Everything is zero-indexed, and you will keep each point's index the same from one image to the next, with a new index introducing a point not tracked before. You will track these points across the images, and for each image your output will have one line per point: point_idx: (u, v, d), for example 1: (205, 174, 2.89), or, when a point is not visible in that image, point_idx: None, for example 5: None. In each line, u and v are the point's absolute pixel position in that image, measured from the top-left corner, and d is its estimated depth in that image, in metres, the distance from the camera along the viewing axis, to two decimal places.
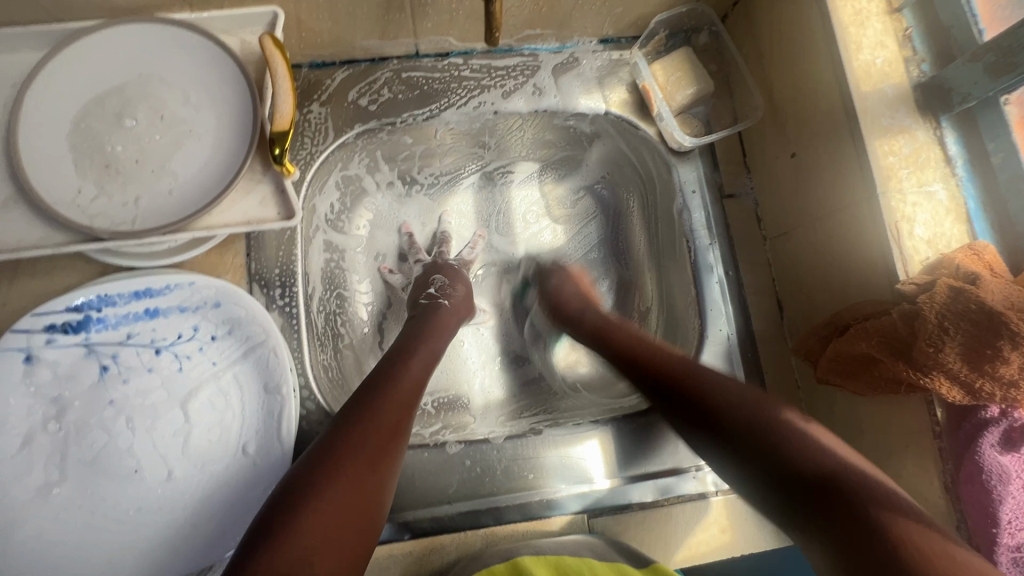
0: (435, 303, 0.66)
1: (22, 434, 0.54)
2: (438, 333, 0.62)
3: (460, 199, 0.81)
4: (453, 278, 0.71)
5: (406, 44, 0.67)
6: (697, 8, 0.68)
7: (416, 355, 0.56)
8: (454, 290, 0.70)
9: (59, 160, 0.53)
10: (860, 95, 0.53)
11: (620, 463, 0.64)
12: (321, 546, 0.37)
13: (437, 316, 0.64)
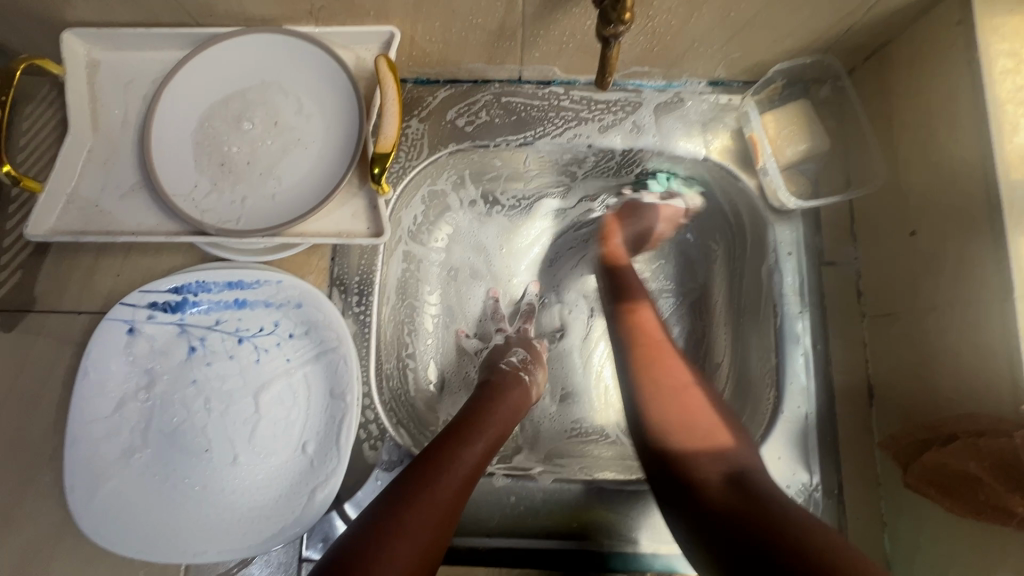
0: (517, 374, 0.66)
1: (117, 398, 0.60)
2: (515, 407, 0.62)
3: (538, 224, 0.79)
4: (533, 355, 0.72)
5: (510, 69, 0.67)
6: (823, 60, 0.64)
7: (488, 425, 0.58)
8: (530, 364, 0.70)
9: (183, 154, 0.58)
10: (1009, 183, 0.47)
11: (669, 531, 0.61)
12: None
13: (505, 386, 0.64)
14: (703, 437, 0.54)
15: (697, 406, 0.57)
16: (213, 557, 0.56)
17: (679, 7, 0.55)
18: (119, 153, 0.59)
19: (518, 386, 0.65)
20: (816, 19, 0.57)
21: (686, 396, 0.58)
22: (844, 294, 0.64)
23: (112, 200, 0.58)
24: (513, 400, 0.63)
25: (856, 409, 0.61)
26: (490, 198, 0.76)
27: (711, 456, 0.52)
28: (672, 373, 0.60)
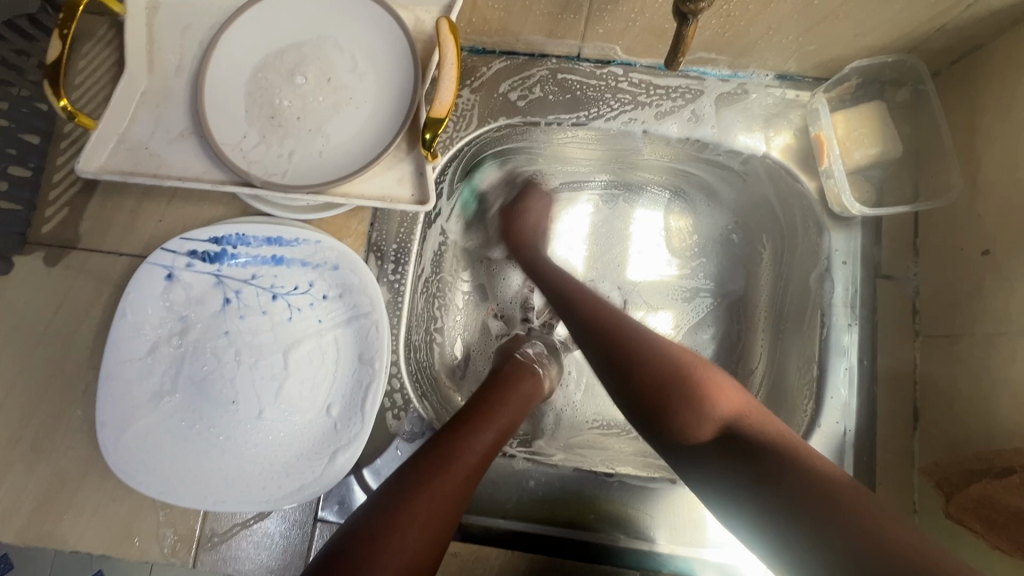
0: (530, 365, 0.64)
1: (151, 341, 0.60)
2: (518, 398, 0.59)
3: (578, 208, 0.78)
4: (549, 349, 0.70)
5: (570, 45, 0.65)
6: (905, 60, 0.60)
7: (495, 417, 0.55)
8: (547, 358, 0.68)
9: (234, 104, 0.57)
10: None
11: (687, 533, 0.59)
12: None
13: (518, 377, 0.61)
14: (691, 384, 0.52)
15: (655, 352, 0.54)
16: (233, 507, 0.56)
17: None
18: (172, 98, 0.59)
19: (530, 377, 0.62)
20: (907, 13, 0.53)
21: (630, 345, 0.55)
22: (896, 310, 0.61)
23: (160, 144, 0.58)
24: (524, 391, 0.60)
25: (896, 431, 0.59)
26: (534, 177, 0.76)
27: (701, 413, 0.50)
28: (605, 318, 0.58)
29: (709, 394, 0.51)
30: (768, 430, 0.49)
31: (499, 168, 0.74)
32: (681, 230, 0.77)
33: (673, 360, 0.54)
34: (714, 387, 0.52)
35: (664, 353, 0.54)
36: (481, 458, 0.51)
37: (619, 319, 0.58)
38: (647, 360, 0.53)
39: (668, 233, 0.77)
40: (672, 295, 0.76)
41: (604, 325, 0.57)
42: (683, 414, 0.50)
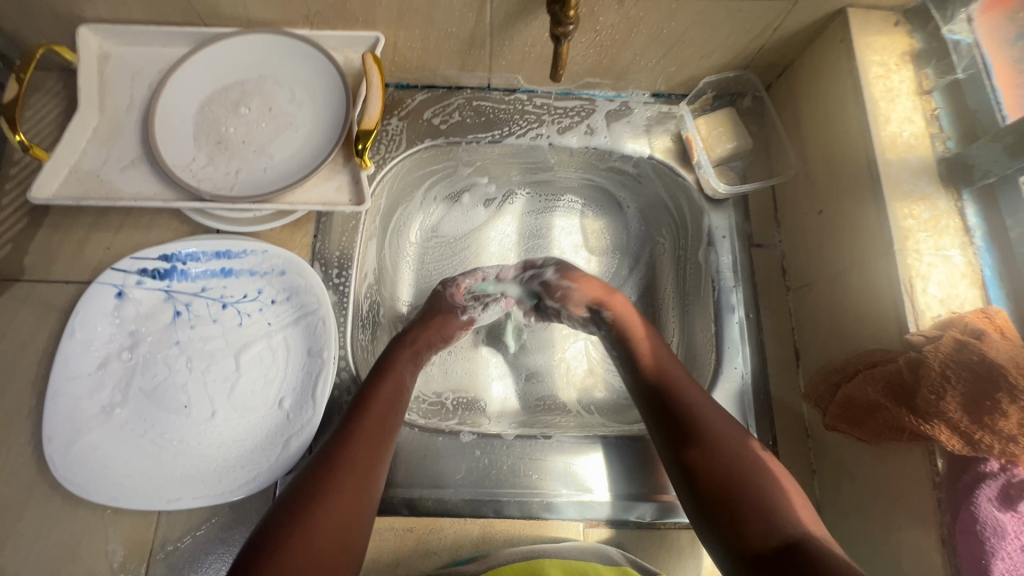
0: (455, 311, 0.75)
1: (101, 357, 0.63)
2: (439, 333, 0.73)
3: (505, 222, 0.87)
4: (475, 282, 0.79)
5: (481, 77, 0.77)
6: (743, 75, 0.76)
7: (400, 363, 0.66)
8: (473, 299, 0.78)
9: (183, 132, 0.64)
10: (886, 161, 0.58)
11: (620, 480, 0.65)
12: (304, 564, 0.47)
13: (439, 321, 0.73)
14: (737, 473, 0.53)
15: (725, 435, 0.56)
16: (187, 504, 0.58)
17: (621, 23, 0.66)
18: (123, 131, 0.65)
19: (455, 322, 0.75)
20: (733, 37, 0.69)
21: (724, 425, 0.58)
22: (770, 272, 0.74)
23: (112, 171, 0.63)
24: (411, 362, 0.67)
25: (783, 368, 0.69)
26: (456, 194, 0.86)
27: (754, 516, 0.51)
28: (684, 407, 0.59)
29: (759, 496, 0.51)
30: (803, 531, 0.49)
31: (507, 265, 0.80)
32: (596, 231, 0.88)
33: (744, 448, 0.55)
34: (776, 478, 0.54)
35: (734, 433, 0.57)
36: (389, 402, 0.61)
37: (698, 410, 0.59)
38: (706, 449, 0.55)
39: (584, 236, 0.88)
40: None
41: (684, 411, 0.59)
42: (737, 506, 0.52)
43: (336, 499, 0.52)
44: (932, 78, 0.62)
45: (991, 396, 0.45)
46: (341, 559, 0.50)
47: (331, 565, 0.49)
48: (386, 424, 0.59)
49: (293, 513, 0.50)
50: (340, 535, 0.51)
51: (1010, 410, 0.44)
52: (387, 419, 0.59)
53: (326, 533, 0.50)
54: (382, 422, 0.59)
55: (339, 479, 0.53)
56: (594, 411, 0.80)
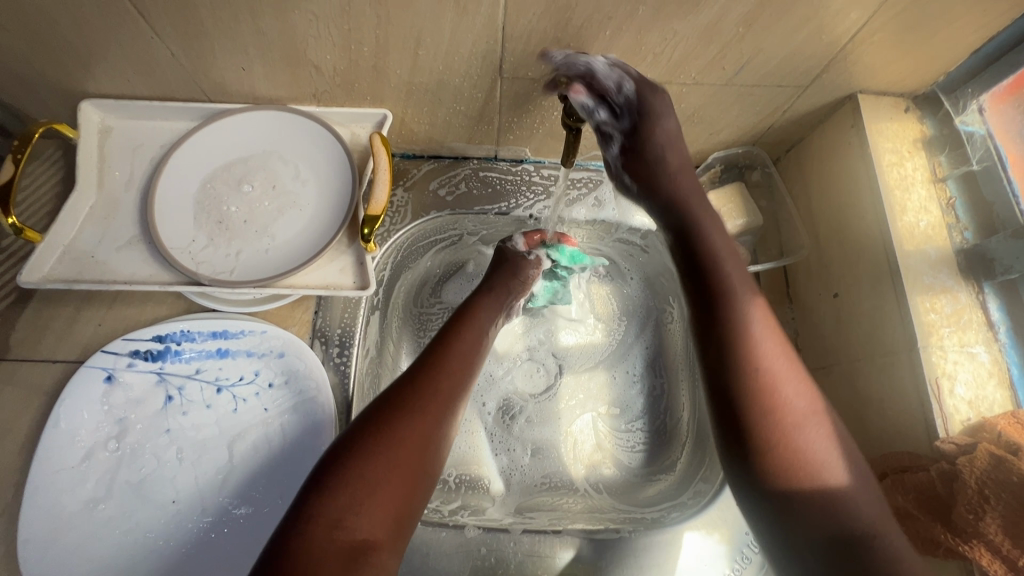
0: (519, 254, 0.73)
1: (86, 447, 0.60)
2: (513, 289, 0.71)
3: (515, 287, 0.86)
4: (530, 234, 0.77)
5: (488, 148, 0.76)
6: (752, 150, 0.75)
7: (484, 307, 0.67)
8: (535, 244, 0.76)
9: (183, 212, 0.63)
10: (904, 253, 0.57)
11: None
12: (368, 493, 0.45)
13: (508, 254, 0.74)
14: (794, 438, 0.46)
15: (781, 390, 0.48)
16: None
17: None
18: (122, 209, 0.64)
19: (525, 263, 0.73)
20: (742, 117, 0.69)
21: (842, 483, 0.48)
22: None
23: (108, 251, 0.61)
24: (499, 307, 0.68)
25: None
26: (459, 257, 0.83)
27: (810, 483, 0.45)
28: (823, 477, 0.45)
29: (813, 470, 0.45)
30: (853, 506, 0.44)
31: (579, 86, 0.52)
32: (604, 297, 0.85)
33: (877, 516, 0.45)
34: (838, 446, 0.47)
35: (868, 494, 0.45)
36: (462, 353, 0.59)
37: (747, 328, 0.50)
38: (777, 403, 0.47)
39: (591, 302, 0.85)
40: (598, 356, 0.84)
41: (812, 479, 0.45)
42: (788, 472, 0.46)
43: (423, 417, 0.51)
44: (945, 166, 0.62)
45: None
46: (421, 479, 0.49)
47: (413, 481, 0.48)
48: (472, 360, 0.59)
49: (384, 423, 0.49)
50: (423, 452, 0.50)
51: None
52: (471, 356, 0.60)
53: (411, 450, 0.49)
54: (468, 360, 0.59)
55: (429, 400, 0.53)
56: (603, 489, 0.77)
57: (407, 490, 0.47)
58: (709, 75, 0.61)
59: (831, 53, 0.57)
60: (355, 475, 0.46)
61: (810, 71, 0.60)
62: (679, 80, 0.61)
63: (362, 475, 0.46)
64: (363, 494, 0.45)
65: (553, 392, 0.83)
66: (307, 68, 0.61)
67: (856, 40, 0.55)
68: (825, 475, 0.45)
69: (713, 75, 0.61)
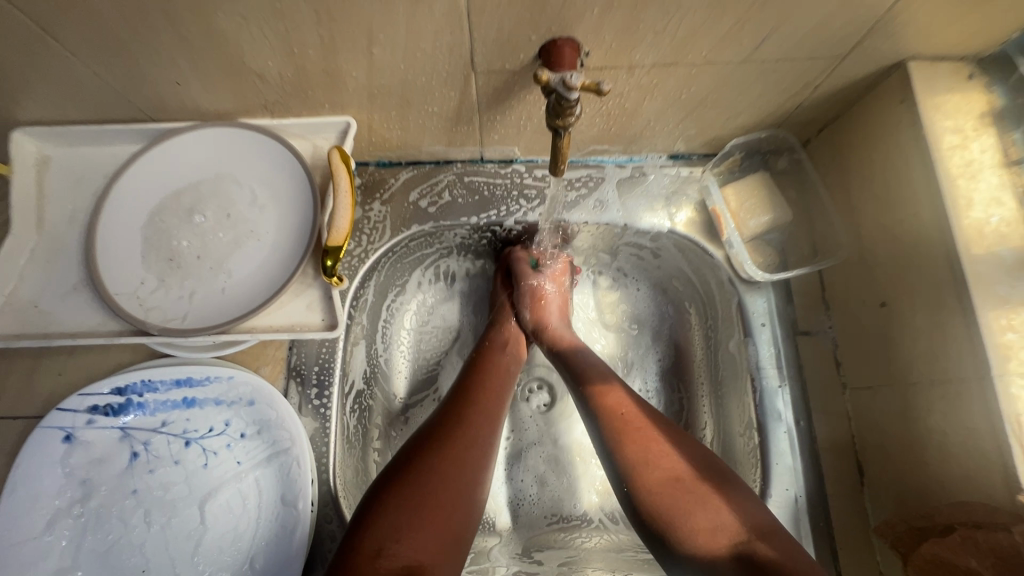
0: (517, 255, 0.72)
1: (49, 515, 0.55)
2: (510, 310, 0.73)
3: None
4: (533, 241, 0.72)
5: (471, 151, 0.67)
6: (778, 133, 0.64)
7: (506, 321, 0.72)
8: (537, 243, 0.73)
9: (129, 251, 0.56)
10: (971, 257, 0.47)
11: None
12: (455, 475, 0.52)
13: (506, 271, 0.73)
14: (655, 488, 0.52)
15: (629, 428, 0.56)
16: None
17: (631, 91, 0.56)
18: (64, 250, 0.57)
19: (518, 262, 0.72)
20: (765, 98, 0.58)
21: (711, 496, 0.50)
22: (824, 368, 0.62)
23: (51, 299, 0.55)
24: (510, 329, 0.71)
25: (845, 488, 0.58)
26: (448, 287, 0.77)
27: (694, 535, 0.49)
28: (699, 517, 0.49)
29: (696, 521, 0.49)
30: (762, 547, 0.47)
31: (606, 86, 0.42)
32: (613, 304, 0.77)
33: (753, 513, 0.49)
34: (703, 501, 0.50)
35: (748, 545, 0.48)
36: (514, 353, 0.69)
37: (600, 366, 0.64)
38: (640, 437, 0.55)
39: (600, 310, 0.77)
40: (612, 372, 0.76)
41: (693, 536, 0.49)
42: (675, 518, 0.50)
43: (451, 456, 0.53)
44: None
45: None
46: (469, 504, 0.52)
47: (454, 515, 0.50)
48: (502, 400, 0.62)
49: (423, 458, 0.52)
50: (459, 490, 0.52)
51: None
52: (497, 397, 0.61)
53: (444, 494, 0.50)
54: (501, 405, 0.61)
55: (457, 434, 0.55)
56: (621, 521, 0.70)
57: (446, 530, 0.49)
58: (724, 52, 0.50)
59: (875, 15, 0.46)
60: (394, 508, 0.48)
61: (849, 38, 0.49)
62: (687, 60, 0.51)
63: (398, 506, 0.48)
64: (401, 529, 0.47)
65: (563, 413, 0.76)
66: (249, 78, 0.53)
67: None
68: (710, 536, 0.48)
69: (729, 52, 0.50)
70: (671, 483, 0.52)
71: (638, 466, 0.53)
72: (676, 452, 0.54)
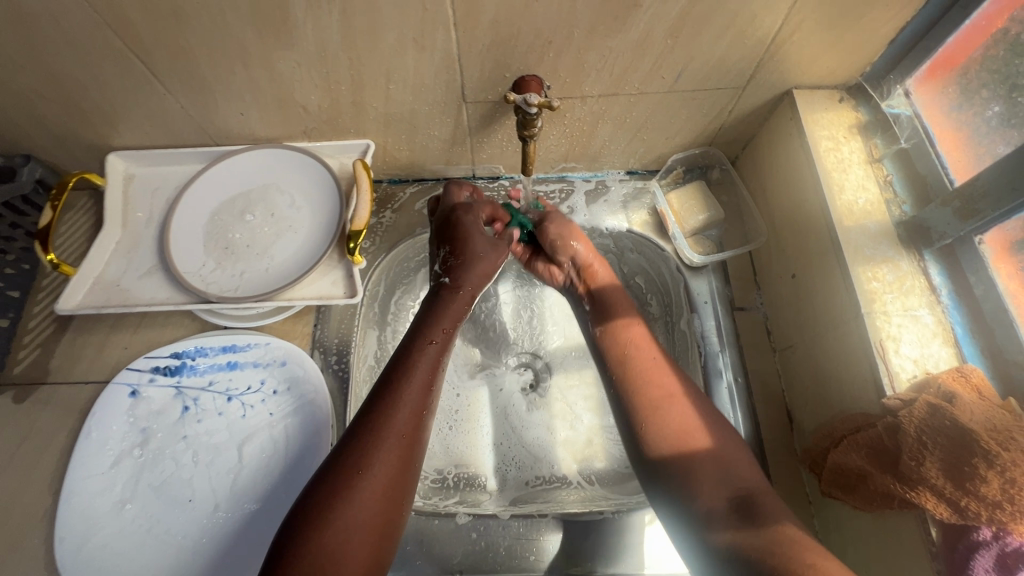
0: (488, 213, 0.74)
1: (114, 455, 0.66)
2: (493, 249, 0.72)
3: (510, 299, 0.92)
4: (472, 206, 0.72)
5: (465, 168, 0.83)
6: (710, 150, 0.81)
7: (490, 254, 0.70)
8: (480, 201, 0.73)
9: (194, 241, 0.71)
10: (844, 228, 0.61)
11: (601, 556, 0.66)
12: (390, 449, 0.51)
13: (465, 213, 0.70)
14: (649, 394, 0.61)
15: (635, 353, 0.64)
16: None
17: (587, 116, 0.73)
18: (142, 243, 0.73)
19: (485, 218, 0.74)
20: (692, 121, 0.74)
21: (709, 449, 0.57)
22: (755, 335, 0.75)
23: (131, 280, 0.70)
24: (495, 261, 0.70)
25: (778, 431, 0.69)
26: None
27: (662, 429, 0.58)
28: (668, 416, 0.59)
29: (663, 413, 0.59)
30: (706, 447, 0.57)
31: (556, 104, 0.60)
32: None
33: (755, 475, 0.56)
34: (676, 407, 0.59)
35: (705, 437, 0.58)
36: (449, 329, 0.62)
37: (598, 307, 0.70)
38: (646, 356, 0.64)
39: None
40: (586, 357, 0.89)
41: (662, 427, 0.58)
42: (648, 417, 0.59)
43: (383, 456, 0.50)
44: (881, 147, 0.66)
45: (967, 461, 0.45)
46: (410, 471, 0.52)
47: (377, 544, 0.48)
48: (430, 412, 0.56)
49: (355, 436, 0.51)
50: (384, 510, 0.49)
51: (990, 477, 0.44)
52: (421, 404, 0.54)
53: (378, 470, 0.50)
54: (424, 418, 0.55)
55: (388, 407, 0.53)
56: (595, 482, 0.80)
57: (387, 499, 0.50)
58: (651, 84, 0.67)
59: (757, 54, 0.63)
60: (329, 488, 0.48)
61: (743, 72, 0.66)
62: (625, 91, 0.68)
63: (333, 489, 0.48)
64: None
65: (546, 392, 0.87)
66: (296, 109, 0.70)
67: (777, 41, 0.61)
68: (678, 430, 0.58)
69: (655, 84, 0.67)
70: (695, 448, 0.57)
71: (683, 444, 0.57)
72: (720, 428, 0.59)
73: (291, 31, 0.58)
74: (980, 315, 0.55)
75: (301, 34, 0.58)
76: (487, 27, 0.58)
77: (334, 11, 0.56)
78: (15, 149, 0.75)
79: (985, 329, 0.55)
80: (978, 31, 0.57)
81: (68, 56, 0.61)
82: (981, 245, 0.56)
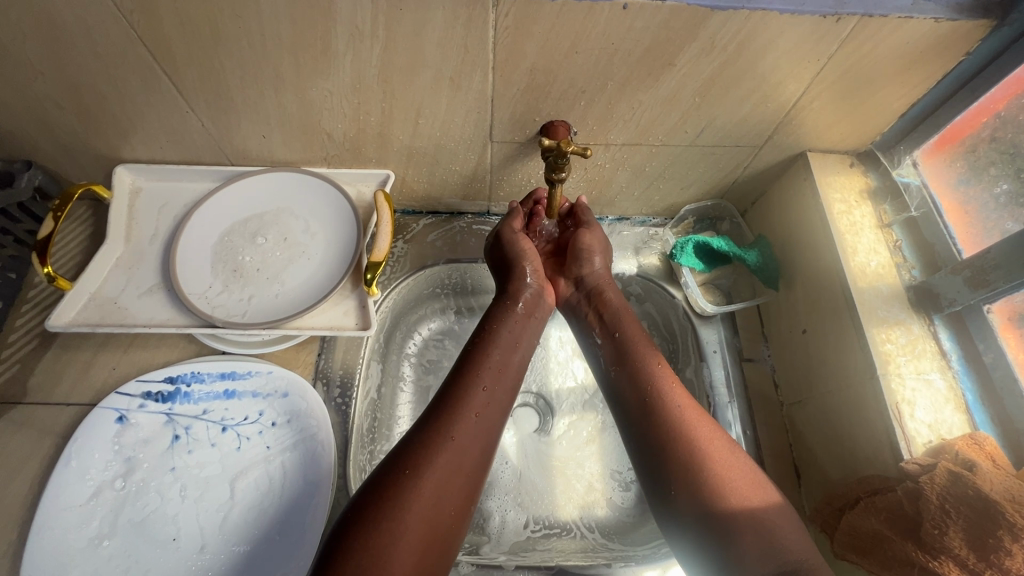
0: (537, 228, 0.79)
1: (94, 486, 0.62)
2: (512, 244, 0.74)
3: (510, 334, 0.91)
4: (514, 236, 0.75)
5: (480, 204, 0.84)
6: (720, 203, 0.83)
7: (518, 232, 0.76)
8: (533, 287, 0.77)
9: (201, 262, 0.69)
10: (859, 288, 0.63)
11: None
12: (433, 496, 0.51)
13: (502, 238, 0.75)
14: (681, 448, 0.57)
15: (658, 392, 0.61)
16: None
17: (608, 162, 0.74)
18: (145, 261, 0.70)
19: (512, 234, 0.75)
20: (709, 173, 0.76)
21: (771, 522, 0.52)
22: (764, 388, 0.75)
23: (130, 298, 0.67)
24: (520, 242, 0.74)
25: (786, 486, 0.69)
26: (455, 321, 0.87)
27: (717, 493, 0.53)
28: (722, 462, 0.55)
29: (726, 473, 0.55)
30: (763, 522, 0.52)
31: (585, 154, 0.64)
32: None
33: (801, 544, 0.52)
34: (711, 467, 0.55)
35: (771, 501, 0.54)
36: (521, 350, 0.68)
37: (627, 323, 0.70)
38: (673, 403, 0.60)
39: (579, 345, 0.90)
40: (589, 400, 0.87)
41: (706, 493, 0.54)
42: (699, 470, 0.55)
43: (426, 503, 0.50)
44: (890, 213, 0.70)
45: (992, 533, 0.45)
46: (452, 518, 0.52)
47: (430, 540, 0.49)
48: (491, 425, 0.59)
49: (402, 475, 0.51)
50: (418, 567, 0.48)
51: (1015, 549, 0.44)
52: (467, 457, 0.55)
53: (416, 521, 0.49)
54: (481, 430, 0.58)
55: (436, 454, 0.53)
56: (595, 530, 0.77)
57: (425, 551, 0.49)
58: (674, 137, 0.69)
59: (777, 117, 0.66)
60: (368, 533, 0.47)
61: (763, 133, 0.68)
62: (648, 142, 0.70)
63: (369, 536, 0.47)
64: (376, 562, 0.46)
65: (545, 433, 0.85)
66: (319, 136, 0.69)
67: (797, 106, 0.64)
68: (737, 491, 0.53)
69: (678, 137, 0.69)
70: (753, 509, 0.52)
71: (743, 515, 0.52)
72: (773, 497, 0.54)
73: (328, 61, 0.58)
74: (989, 383, 0.57)
75: (339, 65, 0.58)
76: (525, 72, 0.59)
77: (375, 47, 0.56)
78: (17, 154, 0.71)
79: (996, 398, 0.56)
80: (984, 112, 0.60)
81: (92, 67, 0.59)
82: (989, 314, 0.58)
